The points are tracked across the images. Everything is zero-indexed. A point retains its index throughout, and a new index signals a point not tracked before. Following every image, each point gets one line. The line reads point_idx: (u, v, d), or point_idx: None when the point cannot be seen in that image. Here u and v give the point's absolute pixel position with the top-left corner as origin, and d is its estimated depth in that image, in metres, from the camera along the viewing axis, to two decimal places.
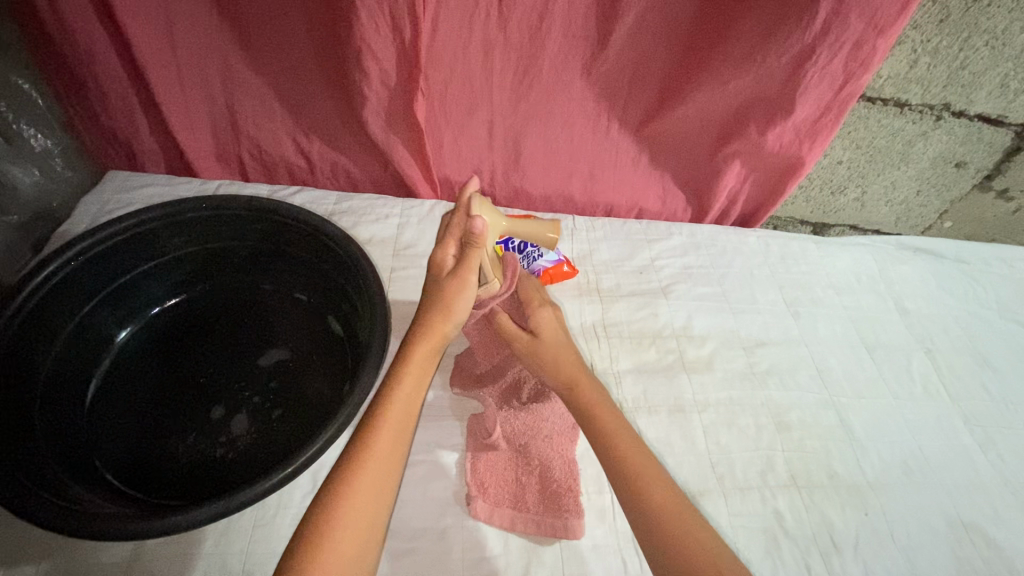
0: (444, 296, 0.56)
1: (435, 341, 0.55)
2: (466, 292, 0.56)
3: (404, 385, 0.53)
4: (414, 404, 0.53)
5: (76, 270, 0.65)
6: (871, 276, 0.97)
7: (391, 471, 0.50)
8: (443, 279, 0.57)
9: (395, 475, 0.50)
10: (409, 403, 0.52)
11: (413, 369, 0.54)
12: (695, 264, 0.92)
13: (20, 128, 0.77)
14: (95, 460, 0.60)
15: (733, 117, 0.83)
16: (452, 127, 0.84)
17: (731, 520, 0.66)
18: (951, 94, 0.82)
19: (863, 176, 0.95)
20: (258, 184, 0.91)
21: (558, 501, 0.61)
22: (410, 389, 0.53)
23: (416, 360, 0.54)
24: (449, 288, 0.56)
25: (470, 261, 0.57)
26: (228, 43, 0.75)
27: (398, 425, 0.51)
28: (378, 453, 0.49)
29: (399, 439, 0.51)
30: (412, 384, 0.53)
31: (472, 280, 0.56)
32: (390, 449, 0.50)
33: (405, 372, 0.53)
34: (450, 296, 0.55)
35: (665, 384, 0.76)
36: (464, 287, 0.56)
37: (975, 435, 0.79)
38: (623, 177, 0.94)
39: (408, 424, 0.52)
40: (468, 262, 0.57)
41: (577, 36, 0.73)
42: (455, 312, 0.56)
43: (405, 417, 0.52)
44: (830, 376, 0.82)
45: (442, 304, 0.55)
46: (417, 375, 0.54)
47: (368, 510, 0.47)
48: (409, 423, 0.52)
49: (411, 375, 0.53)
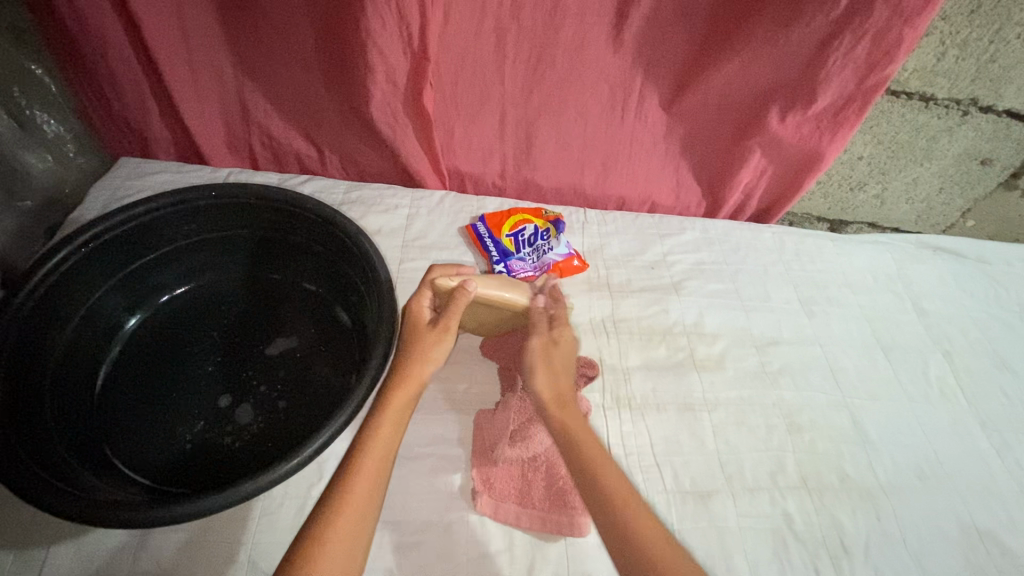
0: (422, 346, 0.62)
1: (414, 385, 0.58)
2: (445, 340, 0.63)
3: (388, 413, 0.55)
4: (392, 450, 0.53)
5: (88, 255, 0.65)
6: (889, 275, 0.95)
7: (368, 518, 0.48)
8: (419, 332, 0.63)
9: (371, 524, 0.48)
10: (390, 440, 0.53)
11: (392, 413, 0.55)
12: (708, 260, 0.91)
13: (32, 114, 0.77)
14: (105, 446, 0.60)
15: (751, 110, 0.82)
16: (464, 117, 0.83)
17: (739, 521, 0.65)
18: (979, 89, 0.79)
19: (884, 173, 0.93)
20: (267, 173, 0.91)
21: (564, 498, 0.61)
22: (396, 417, 0.55)
23: (395, 406, 0.56)
24: (428, 340, 0.62)
25: (451, 314, 0.64)
26: (238, 30, 0.75)
27: (377, 468, 0.51)
28: (356, 500, 0.48)
29: (377, 487, 0.50)
30: (389, 429, 0.54)
31: (452, 332, 0.64)
32: (368, 495, 0.49)
33: (383, 418, 0.54)
34: (431, 348, 0.62)
35: (674, 382, 0.75)
36: (444, 337, 0.63)
37: (992, 440, 0.78)
38: (635, 170, 0.92)
39: (387, 470, 0.51)
40: (449, 315, 0.64)
41: (592, 23, 0.71)
42: (433, 359, 0.61)
43: (382, 463, 0.51)
44: (844, 377, 0.80)
45: (422, 355, 0.61)
46: (396, 417, 0.55)
47: (355, 530, 0.47)
48: (386, 471, 0.51)
49: (401, 394, 0.57)
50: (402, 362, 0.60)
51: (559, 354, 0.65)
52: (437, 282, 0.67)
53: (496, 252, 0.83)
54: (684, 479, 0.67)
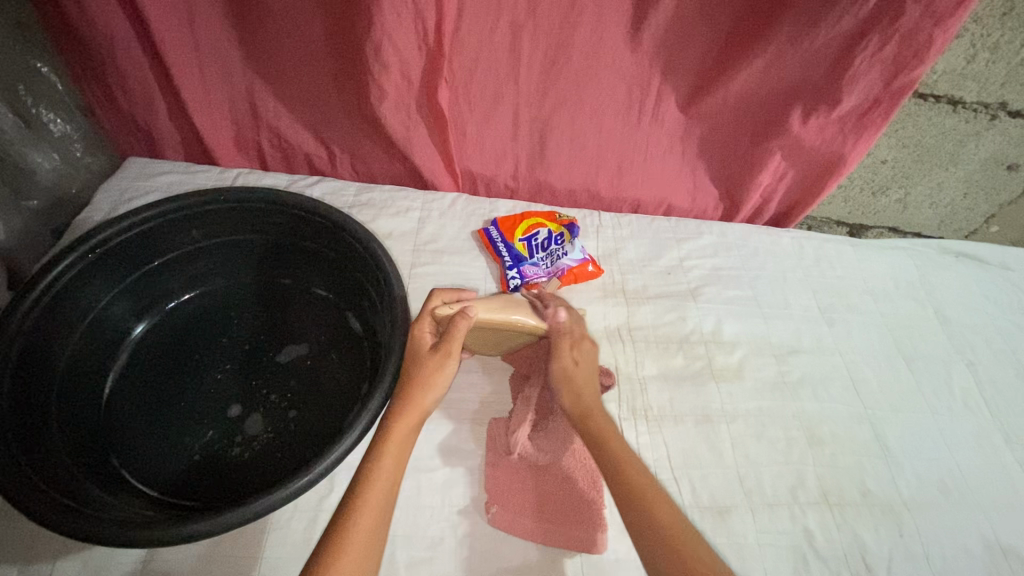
0: (424, 373, 0.59)
1: (415, 417, 0.56)
2: (447, 365, 0.60)
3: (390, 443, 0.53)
4: (393, 490, 0.51)
5: (95, 263, 0.64)
6: (910, 282, 0.92)
7: (368, 563, 0.46)
8: (420, 360, 0.60)
9: (373, 567, 0.46)
10: (393, 471, 0.51)
11: (393, 448, 0.53)
12: (725, 265, 0.89)
13: (38, 113, 0.75)
14: (112, 457, 0.59)
15: (772, 113, 0.80)
16: (477, 117, 0.82)
17: (758, 537, 0.63)
18: (1010, 92, 0.77)
19: (908, 177, 0.90)
20: (277, 173, 0.89)
21: (581, 514, 0.60)
22: (398, 446, 0.53)
23: (396, 440, 0.53)
24: (429, 366, 0.59)
25: (452, 337, 0.60)
26: (248, 29, 0.73)
27: (381, 499, 0.49)
28: (357, 543, 0.46)
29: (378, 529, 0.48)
30: (391, 466, 0.51)
31: (454, 356, 0.60)
32: (369, 537, 0.47)
33: (383, 454, 0.52)
34: (434, 375, 0.59)
35: (692, 393, 0.73)
36: (446, 362, 0.60)
37: (1018, 455, 0.76)
38: (651, 173, 0.90)
39: (388, 510, 0.49)
40: (449, 340, 0.60)
41: (611, 23, 0.69)
42: (436, 386, 0.58)
43: (383, 502, 0.49)
44: (865, 388, 0.78)
45: (424, 383, 0.58)
46: (396, 453, 0.53)
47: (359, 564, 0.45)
48: (386, 511, 0.49)
49: (403, 422, 0.55)
50: (403, 391, 0.58)
51: (583, 372, 0.61)
52: (435, 310, 0.63)
53: (509, 257, 0.81)
54: (703, 493, 0.66)
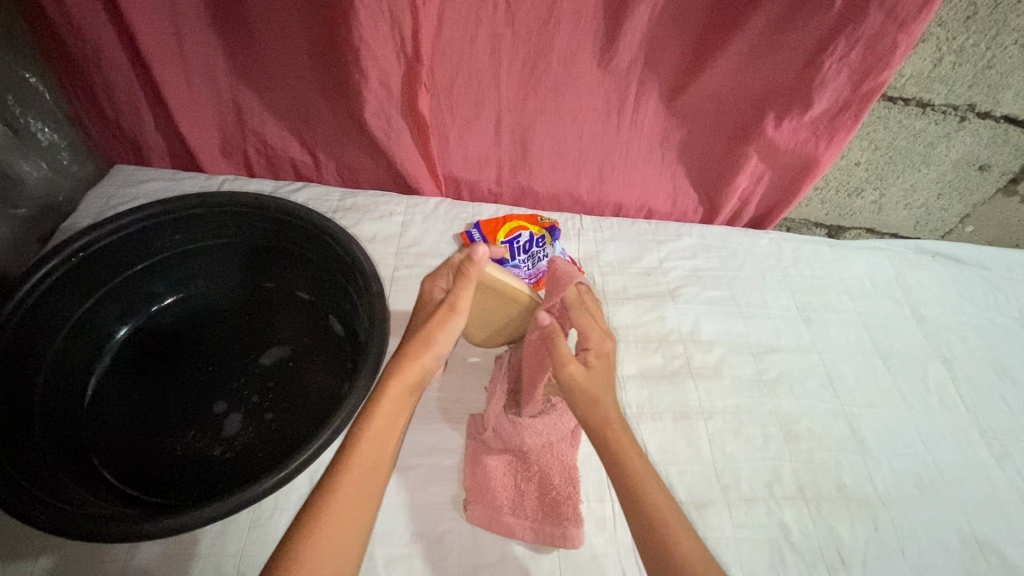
0: (427, 328, 0.57)
1: (411, 378, 0.55)
2: (450, 320, 0.58)
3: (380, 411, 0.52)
4: (379, 458, 0.51)
5: (78, 265, 0.65)
6: (887, 280, 0.94)
7: (356, 526, 0.48)
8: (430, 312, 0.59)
9: (358, 531, 0.48)
10: (379, 440, 0.51)
11: (382, 419, 0.52)
12: (705, 266, 0.90)
13: (27, 122, 0.76)
14: (93, 458, 0.60)
15: (747, 118, 0.81)
16: (459, 124, 0.83)
17: (734, 532, 0.64)
18: (977, 94, 0.79)
19: (882, 179, 0.92)
20: (263, 180, 0.91)
21: (557, 509, 0.60)
22: (389, 415, 0.53)
23: (387, 405, 0.53)
24: (433, 322, 0.57)
25: (460, 291, 0.58)
26: (233, 41, 0.75)
27: (366, 470, 0.50)
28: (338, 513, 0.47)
29: (359, 506, 0.49)
30: (380, 429, 0.52)
31: (459, 311, 0.58)
32: (354, 506, 0.48)
33: (371, 422, 0.52)
34: (435, 331, 0.57)
35: (670, 390, 0.74)
36: (450, 316, 0.58)
37: (992, 449, 0.77)
38: (632, 176, 0.92)
39: (374, 478, 0.50)
40: (456, 294, 0.58)
41: (587, 31, 0.71)
42: (434, 345, 0.57)
43: (369, 473, 0.50)
44: (842, 385, 0.80)
45: (424, 341, 0.56)
46: (385, 423, 0.52)
47: (341, 534, 0.47)
48: (375, 472, 0.50)
49: (396, 387, 0.54)
50: (403, 349, 0.56)
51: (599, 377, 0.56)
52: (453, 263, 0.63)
53: None
54: (680, 488, 0.67)
